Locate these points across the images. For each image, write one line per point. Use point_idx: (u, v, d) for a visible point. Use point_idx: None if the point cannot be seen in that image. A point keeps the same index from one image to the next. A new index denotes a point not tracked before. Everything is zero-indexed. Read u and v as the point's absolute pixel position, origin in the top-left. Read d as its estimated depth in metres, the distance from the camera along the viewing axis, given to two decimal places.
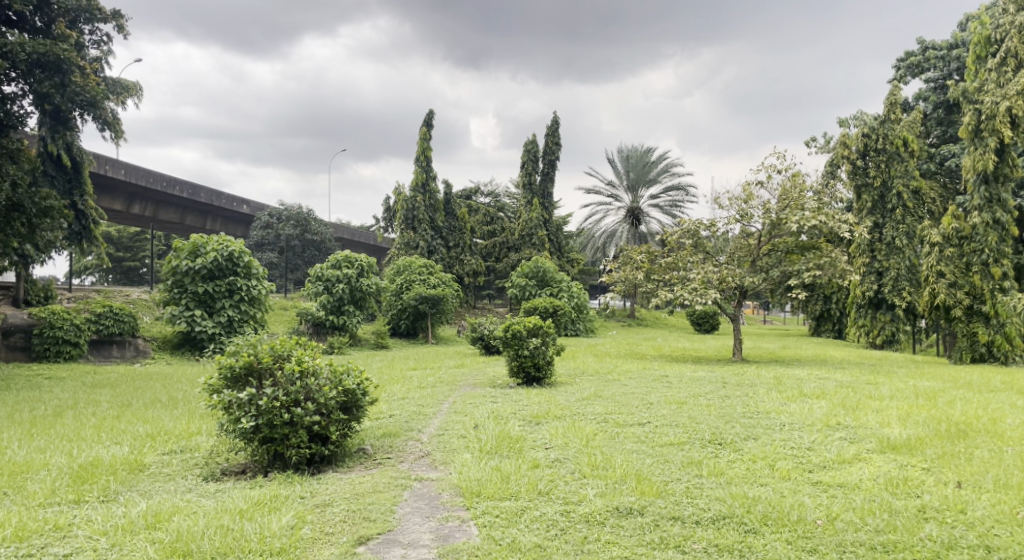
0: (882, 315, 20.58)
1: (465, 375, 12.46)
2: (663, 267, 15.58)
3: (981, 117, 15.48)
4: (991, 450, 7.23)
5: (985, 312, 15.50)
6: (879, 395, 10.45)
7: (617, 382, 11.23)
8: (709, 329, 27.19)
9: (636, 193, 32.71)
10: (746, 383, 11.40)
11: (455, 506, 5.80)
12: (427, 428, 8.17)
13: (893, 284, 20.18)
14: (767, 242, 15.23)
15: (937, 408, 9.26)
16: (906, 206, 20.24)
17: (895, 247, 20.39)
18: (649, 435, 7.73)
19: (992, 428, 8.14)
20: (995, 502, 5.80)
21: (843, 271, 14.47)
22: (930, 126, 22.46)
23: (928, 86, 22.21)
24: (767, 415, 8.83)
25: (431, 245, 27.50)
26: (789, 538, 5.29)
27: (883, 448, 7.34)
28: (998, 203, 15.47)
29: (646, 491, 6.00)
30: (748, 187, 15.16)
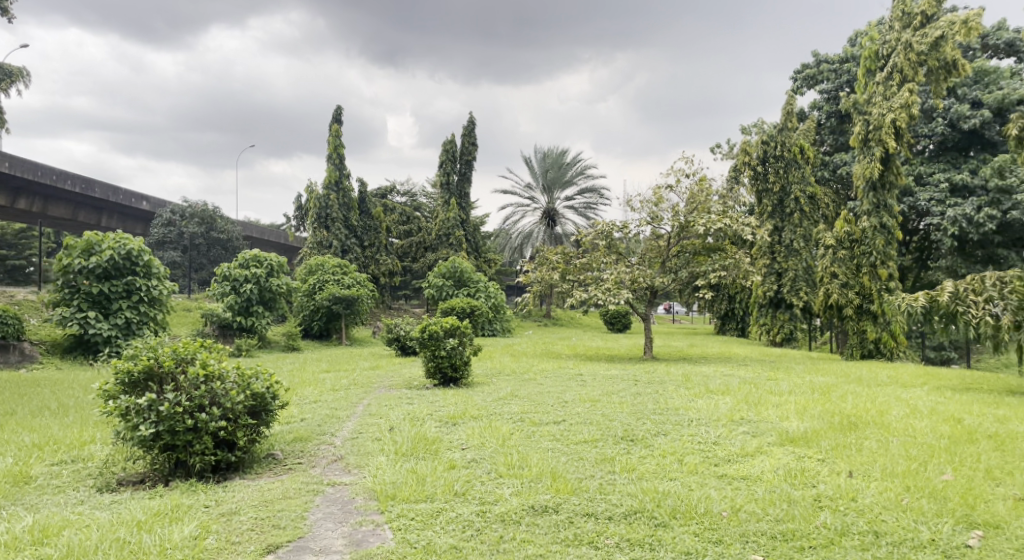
0: (781, 314, 21.66)
1: (380, 376, 12.28)
2: (578, 267, 15.84)
3: (870, 128, 16.51)
4: (878, 440, 7.73)
5: (873, 312, 16.56)
6: (779, 390, 10.99)
7: (533, 381, 11.32)
8: (622, 329, 27.84)
9: (551, 194, 33.11)
10: (657, 380, 11.75)
11: (369, 510, 5.71)
12: (340, 431, 8.01)
13: (791, 284, 21.26)
14: (676, 243, 15.73)
15: (831, 402, 9.82)
16: (803, 210, 21.35)
17: (793, 249, 21.49)
18: (564, 433, 7.83)
19: (880, 420, 8.69)
20: (882, 490, 6.19)
21: (747, 272, 15.14)
22: (824, 135, 23.78)
23: (822, 97, 23.51)
24: (676, 411, 9.11)
25: (345, 245, 26.95)
26: (696, 529, 5.47)
27: (782, 441, 7.71)
28: (884, 209, 16.55)
29: (561, 488, 6.08)
30: (659, 190, 15.62)
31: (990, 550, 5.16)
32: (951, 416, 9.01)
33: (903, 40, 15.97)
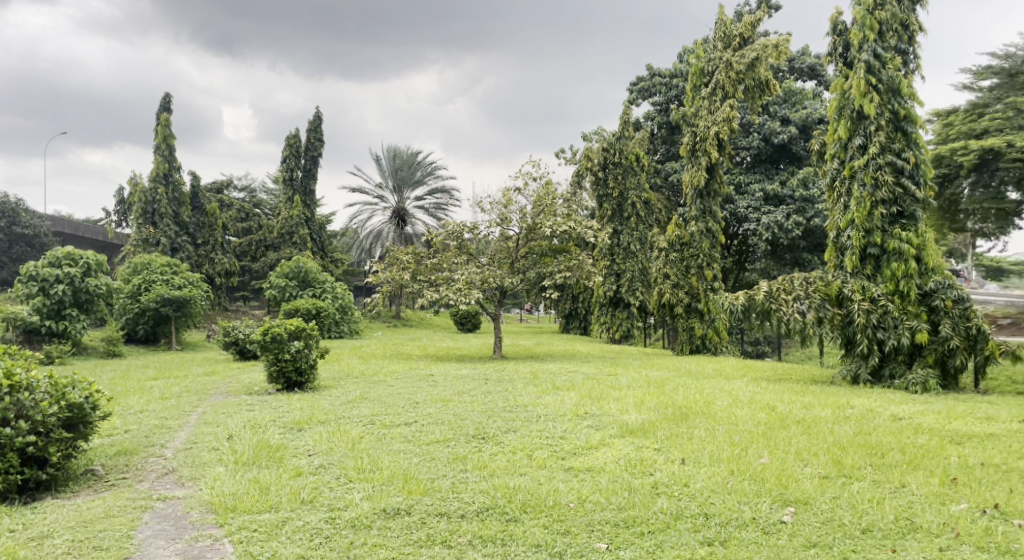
0: (620, 313, 22.86)
1: (216, 382, 11.56)
2: (428, 268, 15.78)
3: (696, 139, 17.79)
4: (706, 429, 8.35)
5: (700, 310, 17.92)
6: (619, 385, 11.57)
7: (383, 383, 11.14)
8: (471, 329, 28.12)
9: (401, 194, 32.75)
10: (506, 379, 11.97)
11: (206, 524, 5.36)
12: (172, 441, 7.45)
13: (629, 284, 22.51)
14: (524, 245, 16.12)
15: (665, 395, 10.50)
16: (639, 214, 22.63)
17: (630, 251, 22.74)
18: (415, 434, 7.78)
19: (708, 410, 9.40)
20: (711, 475, 6.69)
21: (589, 273, 15.85)
22: (657, 144, 25.35)
23: (654, 109, 25.05)
24: (525, 408, 9.33)
25: (175, 242, 25.12)
26: (545, 522, 5.63)
27: (623, 433, 8.12)
28: (710, 215, 17.93)
29: (413, 490, 6.03)
30: (507, 192, 15.93)
31: (801, 524, 5.73)
32: (767, 405, 9.94)
33: (725, 59, 17.35)
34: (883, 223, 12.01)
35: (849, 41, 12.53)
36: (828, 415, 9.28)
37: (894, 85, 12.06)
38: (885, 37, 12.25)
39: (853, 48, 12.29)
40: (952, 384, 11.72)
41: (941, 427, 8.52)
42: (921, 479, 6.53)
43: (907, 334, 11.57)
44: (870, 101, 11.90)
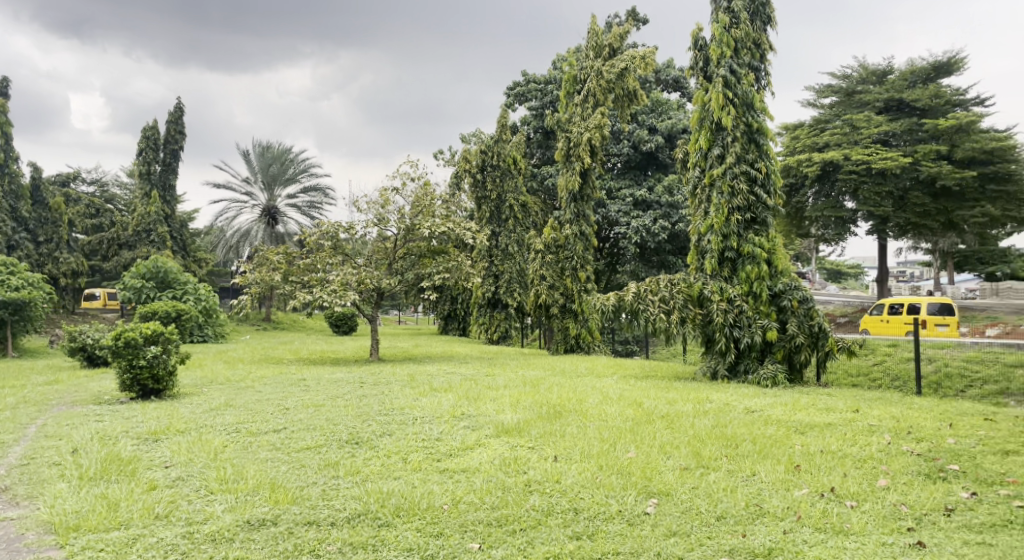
0: (497, 313, 23.12)
1: (60, 392, 10.62)
2: (301, 268, 15.27)
3: (570, 145, 18.29)
4: (579, 426, 8.61)
5: (574, 310, 18.46)
6: (495, 385, 11.70)
7: (251, 389, 10.67)
8: (347, 331, 27.50)
9: (272, 191, 31.48)
10: (382, 381, 11.79)
11: (44, 547, 4.94)
12: (7, 458, 6.79)
13: (507, 285, 22.83)
14: (402, 245, 15.95)
15: (540, 394, 10.72)
16: (517, 217, 22.98)
17: (508, 253, 23.04)
18: (285, 441, 7.52)
19: (580, 408, 9.69)
20: (582, 470, 6.90)
21: (468, 274, 15.94)
22: (533, 148, 25.85)
23: (530, 114, 25.52)
24: (401, 411, 9.23)
25: (12, 239, 22.87)
26: (418, 526, 5.60)
27: (498, 433, 8.21)
28: (583, 218, 18.50)
29: (280, 499, 5.82)
30: (384, 192, 15.72)
31: (663, 514, 6.02)
32: (635, 401, 10.38)
33: (596, 68, 17.97)
34: (739, 229, 12.86)
35: (709, 55, 13.31)
36: (690, 410, 9.82)
37: (748, 99, 12.96)
38: (740, 53, 13.11)
39: (712, 63, 13.06)
40: (797, 377, 12.73)
41: (787, 417, 9.24)
42: (769, 467, 7.04)
43: (759, 332, 12.45)
44: (727, 113, 12.71)
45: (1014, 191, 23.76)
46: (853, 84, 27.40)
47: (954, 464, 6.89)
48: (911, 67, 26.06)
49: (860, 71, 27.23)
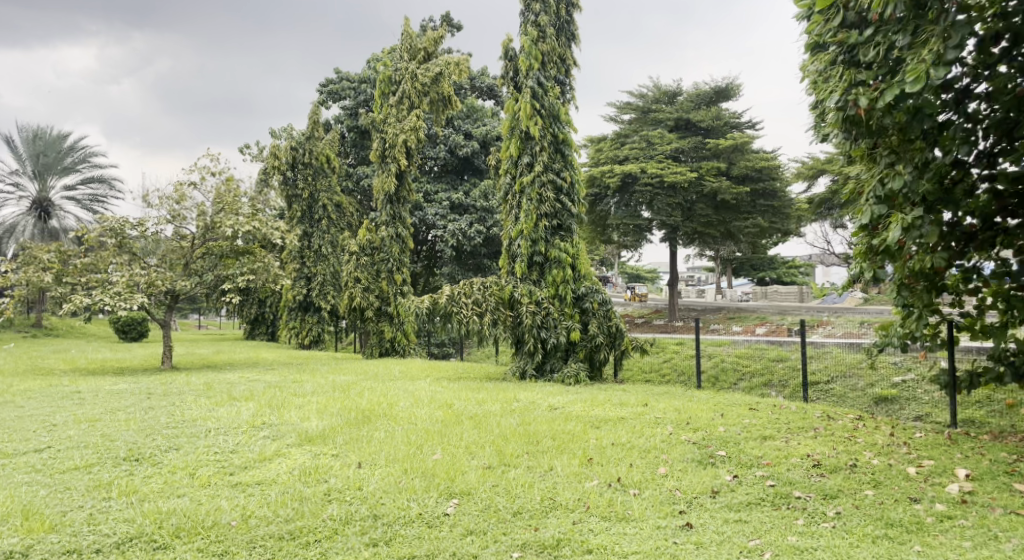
0: (309, 317, 22.35)
1: None
2: (80, 269, 13.73)
3: (385, 145, 18.01)
4: (386, 431, 8.51)
5: (389, 313, 18.30)
6: (302, 391, 11.25)
7: (12, 406, 9.41)
8: (137, 337, 25.20)
9: (45, 182, 28.03)
10: (174, 392, 10.91)
11: None
12: None
13: (319, 288, 22.17)
14: (201, 245, 14.88)
15: (349, 399, 10.47)
16: (330, 217, 22.31)
17: (321, 255, 22.31)
18: (48, 462, 6.73)
19: (390, 412, 9.59)
20: (384, 476, 6.82)
21: (276, 276, 15.26)
22: (348, 148, 25.28)
23: (343, 112, 24.93)
24: (193, 423, 8.61)
25: None
26: (200, 546, 5.28)
27: (300, 442, 7.91)
28: (399, 220, 18.30)
29: (34, 529, 5.24)
30: (180, 186, 14.58)
31: (462, 515, 6.10)
32: (445, 403, 10.46)
33: (410, 71, 17.92)
34: (546, 235, 13.40)
35: (518, 66, 13.69)
36: (497, 410, 10.06)
37: (554, 111, 13.57)
38: (547, 67, 13.67)
39: (521, 74, 13.50)
40: (598, 375, 13.51)
41: (586, 414, 9.77)
42: (564, 461, 7.40)
43: (564, 333, 13.07)
44: (535, 123, 13.19)
45: (779, 205, 27.01)
46: (648, 103, 29.59)
47: (723, 450, 7.64)
48: (697, 90, 28.72)
49: (654, 91, 29.48)
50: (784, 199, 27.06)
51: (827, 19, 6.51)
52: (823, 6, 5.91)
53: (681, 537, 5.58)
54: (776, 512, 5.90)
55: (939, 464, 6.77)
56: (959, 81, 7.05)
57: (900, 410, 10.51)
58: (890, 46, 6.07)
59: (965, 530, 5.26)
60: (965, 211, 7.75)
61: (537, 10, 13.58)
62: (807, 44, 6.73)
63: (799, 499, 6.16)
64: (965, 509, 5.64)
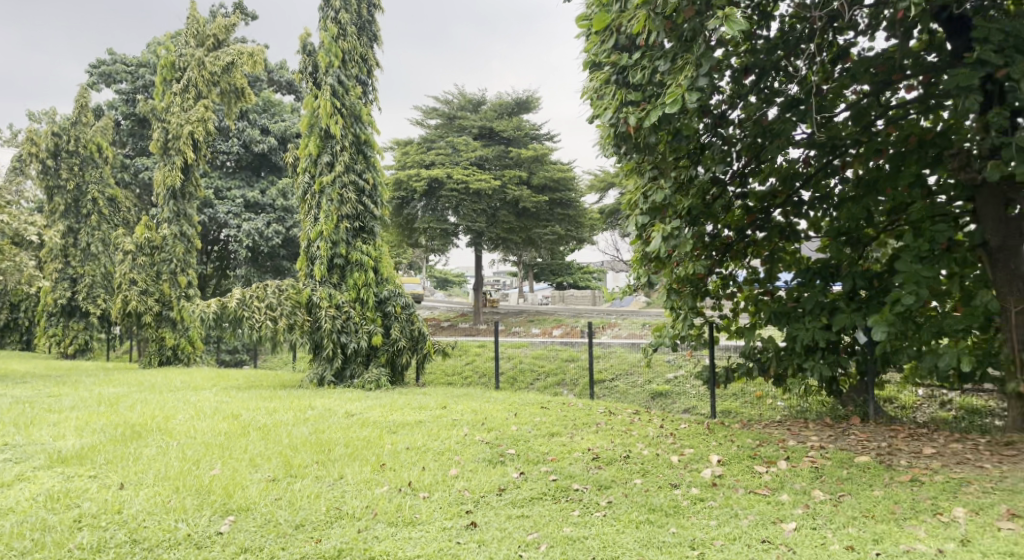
0: (74, 323, 20.25)
1: None
2: None
3: (168, 136, 16.35)
4: (158, 446, 7.81)
5: (172, 318, 16.88)
6: (59, 407, 10.01)
7: None
8: None
9: None
10: None
11: None
12: None
13: (88, 291, 20.03)
14: None
15: (118, 413, 9.47)
16: (102, 212, 20.09)
17: (90, 254, 20.03)
18: None
19: (165, 425, 8.80)
20: (150, 495, 6.25)
21: (31, 276, 13.47)
22: (124, 137, 22.98)
23: (119, 98, 22.63)
24: None
25: None
26: None
27: (52, 464, 7.03)
28: (184, 217, 16.87)
29: None
30: None
31: (237, 532, 5.75)
32: (230, 414, 9.80)
33: (197, 57, 16.63)
34: (347, 236, 13.03)
35: (317, 62, 13.13)
36: (289, 419, 9.60)
37: (355, 111, 13.26)
38: (347, 65, 13.34)
39: (320, 71, 12.99)
40: (399, 379, 13.41)
41: (383, 419, 9.62)
42: (355, 468, 7.22)
43: (365, 337, 12.85)
44: (336, 122, 12.78)
45: (574, 214, 28.65)
46: (454, 110, 30.05)
47: (512, 448, 7.86)
48: (500, 100, 29.67)
49: (459, 98, 29.97)
50: (579, 208, 28.76)
51: (603, 40, 6.97)
52: (597, 28, 6.36)
53: (464, 536, 5.67)
54: (556, 505, 6.20)
55: (699, 452, 7.49)
56: (717, 107, 7.82)
57: (673, 404, 11.55)
58: (654, 71, 6.63)
59: (713, 510, 5.85)
60: (723, 224, 8.64)
61: (337, 7, 13.16)
62: (585, 62, 7.15)
63: (576, 491, 6.51)
64: (715, 491, 6.29)
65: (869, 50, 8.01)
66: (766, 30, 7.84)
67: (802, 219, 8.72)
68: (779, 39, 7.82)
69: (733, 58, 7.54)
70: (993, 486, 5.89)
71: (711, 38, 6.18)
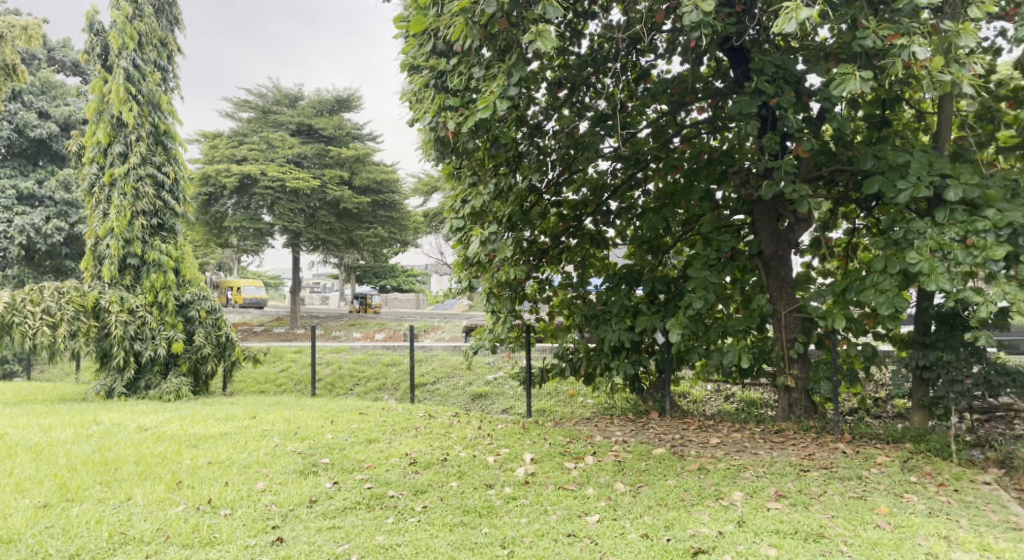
0: None
1: None
2: None
3: None
4: None
5: None
6: None
7: None
8: None
9: None
10: None
11: None
12: None
13: None
14: None
15: None
16: None
17: None
18: None
19: None
20: None
21: None
22: None
23: None
24: None
25: None
26: None
27: None
28: None
29: None
30: None
31: None
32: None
33: None
34: (143, 234, 11.94)
35: (107, 42, 11.89)
36: (68, 436, 8.60)
37: (153, 99, 12.17)
38: (144, 49, 12.17)
39: (111, 52, 11.78)
40: (203, 389, 12.50)
41: (182, 432, 8.90)
42: (146, 488, 6.61)
43: (164, 344, 11.88)
44: (130, 109, 11.67)
45: (397, 216, 28.44)
46: (268, 104, 28.63)
47: (327, 457, 7.55)
48: (319, 98, 28.87)
49: (274, 92, 28.67)
50: (401, 210, 28.59)
51: (419, 43, 6.94)
52: (414, 30, 6.32)
53: (268, 554, 5.37)
54: (369, 514, 6.05)
55: (513, 451, 7.69)
56: (534, 117, 8.09)
57: (491, 405, 11.77)
58: (471, 77, 6.71)
59: (524, 508, 6.02)
60: (539, 230, 8.93)
61: None
62: (403, 63, 7.07)
63: (391, 498, 6.41)
64: (527, 489, 6.48)
65: (667, 72, 8.67)
66: (577, 47, 8.22)
67: (610, 228, 9.24)
68: (588, 57, 8.22)
69: (547, 71, 7.82)
70: (766, 470, 6.60)
71: (524, 49, 6.36)
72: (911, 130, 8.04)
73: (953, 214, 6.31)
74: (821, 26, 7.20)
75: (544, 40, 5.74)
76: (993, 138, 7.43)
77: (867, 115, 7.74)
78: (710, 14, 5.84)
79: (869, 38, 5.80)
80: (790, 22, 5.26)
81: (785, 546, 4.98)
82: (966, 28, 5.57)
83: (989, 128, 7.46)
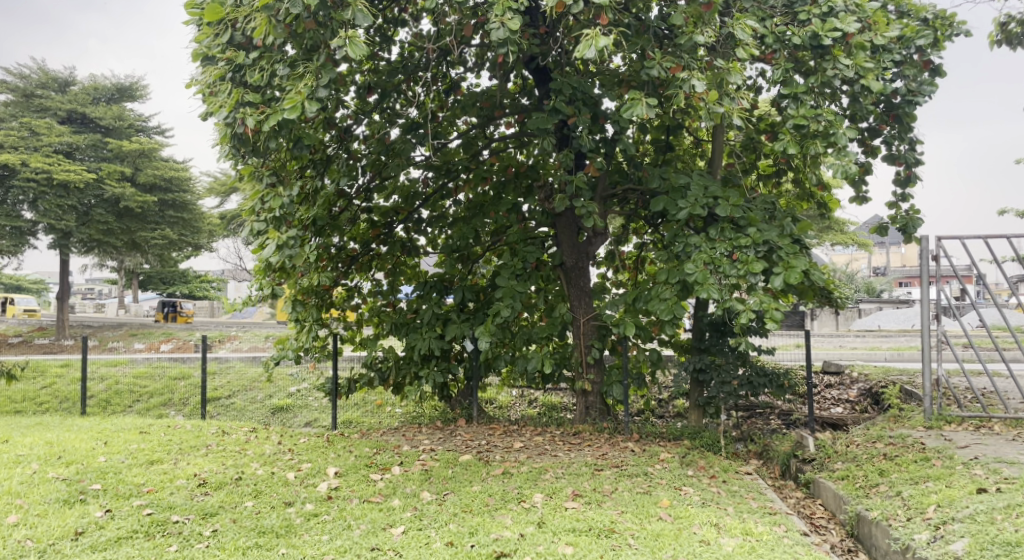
0: None
1: None
2: None
3: None
4: None
5: None
6: None
7: None
8: None
9: None
10: None
11: None
12: None
13: None
14: None
15: None
16: None
17: None
18: None
19: None
20: None
21: None
22: None
23: None
24: None
25: None
26: None
27: None
28: None
29: None
30: None
31: None
32: None
33: None
34: None
35: None
36: None
37: None
38: None
39: None
40: None
41: None
42: None
43: None
44: None
45: (188, 217, 26.30)
46: (32, 86, 25.34)
47: (98, 483, 6.74)
48: (95, 83, 26.20)
49: (39, 74, 25.45)
50: (193, 211, 26.52)
51: (216, 33, 6.47)
52: (209, 19, 5.89)
53: None
54: (148, 543, 5.49)
55: (315, 466, 7.38)
56: (343, 120, 7.87)
57: (293, 418, 11.25)
58: (272, 73, 6.40)
59: (325, 524, 5.79)
60: (348, 236, 8.71)
61: None
62: (194, 53, 6.51)
63: (175, 524, 5.87)
64: (329, 505, 6.23)
65: (476, 86, 8.87)
66: (387, 53, 8.15)
67: (421, 235, 9.23)
68: (398, 63, 8.15)
69: (356, 75, 7.68)
70: (564, 470, 6.92)
71: (331, 51, 6.18)
72: (690, 155, 8.88)
73: (723, 231, 7.04)
74: (615, 55, 7.74)
75: (353, 46, 5.63)
76: (756, 166, 8.42)
77: (655, 139, 8.44)
78: (516, 32, 6.02)
79: (655, 68, 6.32)
80: (589, 48, 5.59)
81: (580, 543, 5.23)
82: (736, 67, 6.26)
83: (752, 157, 8.42)
